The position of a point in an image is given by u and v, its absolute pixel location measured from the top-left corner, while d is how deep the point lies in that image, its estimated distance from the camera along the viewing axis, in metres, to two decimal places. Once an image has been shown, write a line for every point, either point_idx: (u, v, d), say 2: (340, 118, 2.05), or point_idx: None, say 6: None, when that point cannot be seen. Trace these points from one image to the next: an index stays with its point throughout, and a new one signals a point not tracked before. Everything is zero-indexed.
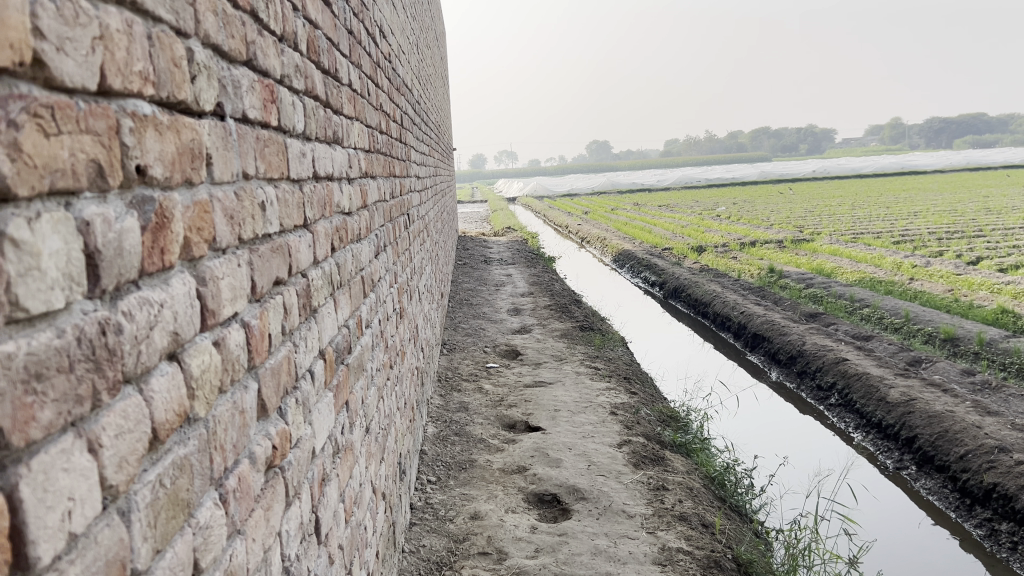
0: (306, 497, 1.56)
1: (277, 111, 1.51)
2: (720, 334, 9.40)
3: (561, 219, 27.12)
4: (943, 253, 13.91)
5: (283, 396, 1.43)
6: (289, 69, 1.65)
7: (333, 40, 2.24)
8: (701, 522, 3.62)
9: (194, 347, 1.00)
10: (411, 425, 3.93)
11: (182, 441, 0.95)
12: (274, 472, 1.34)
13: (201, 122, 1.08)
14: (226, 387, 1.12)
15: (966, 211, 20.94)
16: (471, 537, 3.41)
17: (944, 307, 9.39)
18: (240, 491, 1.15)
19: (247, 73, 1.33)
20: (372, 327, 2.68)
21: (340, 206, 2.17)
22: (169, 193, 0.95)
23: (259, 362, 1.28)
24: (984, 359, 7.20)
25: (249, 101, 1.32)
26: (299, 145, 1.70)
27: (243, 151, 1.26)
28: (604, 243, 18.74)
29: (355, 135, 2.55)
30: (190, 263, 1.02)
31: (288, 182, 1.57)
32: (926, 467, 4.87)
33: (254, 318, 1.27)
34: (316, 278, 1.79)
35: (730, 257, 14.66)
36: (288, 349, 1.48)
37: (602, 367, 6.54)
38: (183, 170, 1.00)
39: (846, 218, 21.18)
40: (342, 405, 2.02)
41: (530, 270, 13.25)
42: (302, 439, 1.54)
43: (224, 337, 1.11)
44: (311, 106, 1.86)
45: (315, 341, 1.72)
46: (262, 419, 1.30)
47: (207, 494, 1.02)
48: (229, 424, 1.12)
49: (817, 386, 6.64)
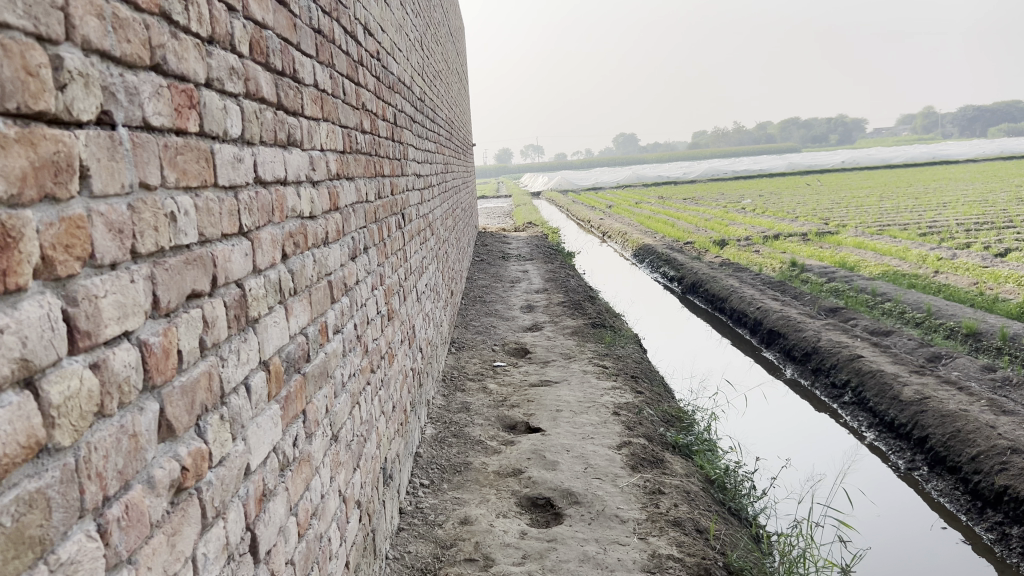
0: (235, 516, 1.51)
1: (199, 117, 1.45)
2: (737, 330, 9.27)
3: (585, 212, 26.97)
4: (971, 244, 13.63)
5: (201, 413, 1.38)
6: (220, 72, 1.59)
7: (291, 40, 2.19)
8: (695, 528, 3.53)
9: (57, 373, 0.94)
10: (403, 428, 3.86)
11: (35, 474, 0.89)
12: (186, 493, 1.29)
13: (75, 132, 1.02)
14: (109, 411, 1.06)
15: (995, 202, 20.52)
16: (458, 543, 3.35)
17: (968, 302, 9.17)
18: (130, 519, 1.09)
19: (152, 79, 1.27)
20: (344, 332, 2.63)
21: (296, 209, 2.12)
22: (19, 210, 0.89)
23: (162, 381, 1.23)
24: (1006, 354, 7.00)
25: (153, 107, 1.26)
26: (234, 150, 1.65)
27: (141, 160, 1.20)
28: (625, 236, 18.60)
29: (321, 137, 2.48)
30: (56, 283, 0.97)
31: (214, 189, 1.52)
32: (939, 468, 4.74)
33: (155, 336, 1.21)
34: (257, 287, 1.73)
35: (752, 251, 14.49)
36: (210, 365, 1.43)
37: (610, 365, 6.44)
38: (42, 185, 0.94)
39: (873, 210, 20.81)
40: (296, 415, 1.97)
41: (547, 265, 13.17)
42: (229, 457, 1.48)
43: (106, 358, 1.06)
44: (253, 108, 1.80)
45: (254, 353, 1.67)
46: (168, 439, 1.24)
47: (75, 527, 0.97)
48: (113, 449, 1.06)
49: (831, 383, 6.51)
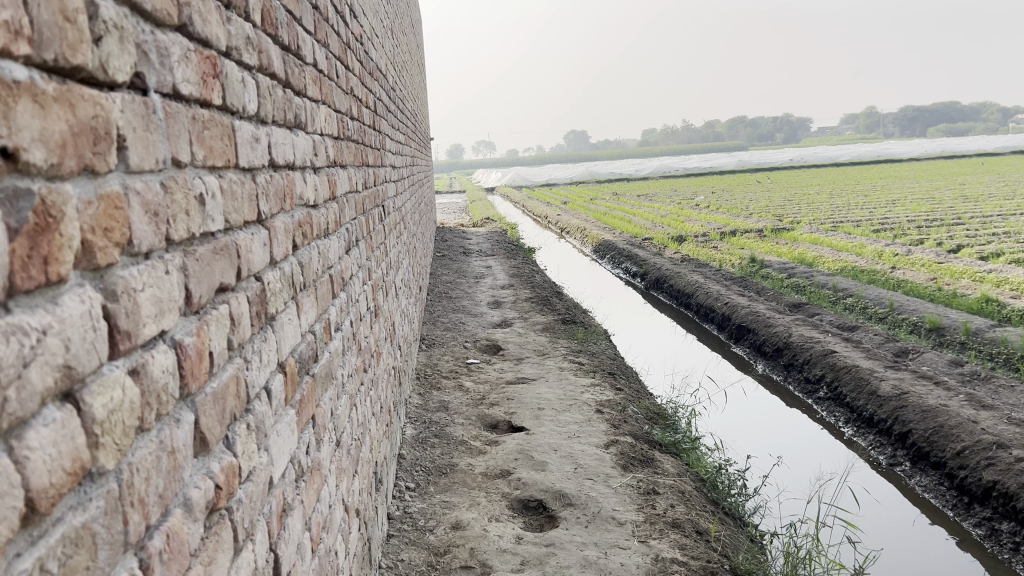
0: (262, 537, 1.35)
1: (221, 88, 1.29)
2: (703, 326, 9.26)
3: (542, 207, 27.02)
4: (923, 240, 13.88)
5: (230, 422, 1.22)
6: (238, 41, 1.43)
7: (295, 14, 2.01)
8: (695, 529, 3.45)
9: (99, 383, 0.78)
10: (388, 429, 3.70)
11: (82, 504, 0.74)
12: (218, 516, 1.13)
13: (111, 94, 0.86)
14: (148, 424, 0.90)
15: (942, 199, 20.94)
16: (452, 550, 3.19)
17: (928, 296, 9.27)
18: (171, 552, 0.93)
19: (180, 40, 1.10)
20: (343, 329, 2.47)
21: (303, 197, 1.95)
22: (59, 184, 0.73)
23: (196, 388, 1.07)
24: (971, 348, 7.07)
25: (182, 73, 1.10)
26: (250, 128, 1.48)
27: (172, 133, 1.04)
28: (584, 232, 18.61)
29: (320, 121, 2.31)
30: (94, 273, 0.80)
31: (235, 170, 1.35)
32: (922, 463, 4.72)
33: (189, 335, 1.05)
34: (274, 280, 1.56)
35: (711, 247, 14.57)
36: (236, 368, 1.26)
37: (586, 362, 6.33)
38: (81, 155, 0.78)
39: (825, 207, 21.06)
40: (307, 421, 1.81)
41: (510, 262, 12.99)
42: (256, 471, 1.32)
43: (144, 363, 0.89)
44: (266, 84, 1.63)
45: (272, 352, 1.51)
46: (201, 454, 1.08)
47: (120, 565, 0.81)
48: (153, 471, 0.90)
49: (805, 379, 6.50)
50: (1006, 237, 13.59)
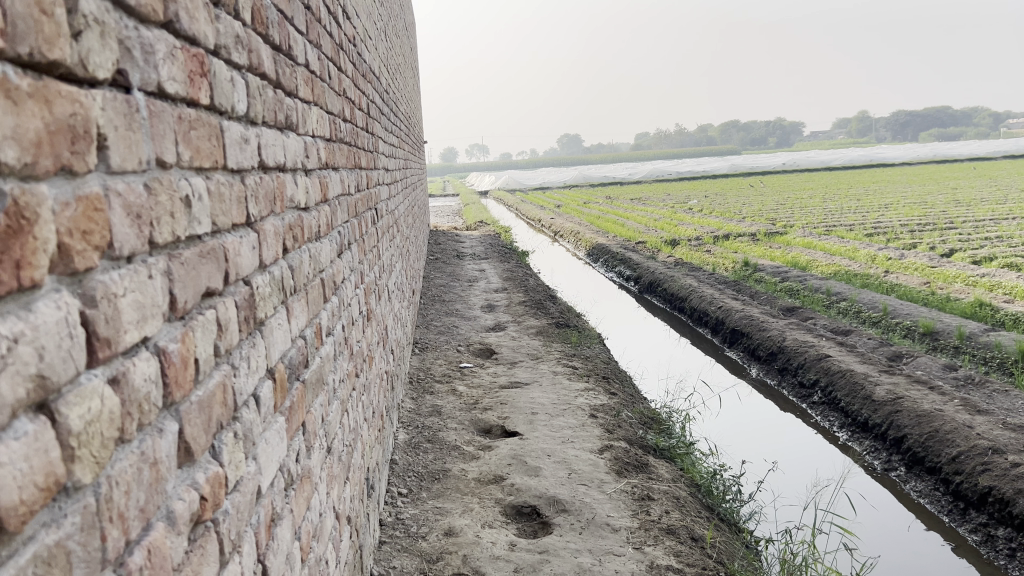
0: (249, 547, 1.31)
1: (209, 88, 1.25)
2: (697, 329, 9.24)
3: (535, 211, 26.94)
4: (916, 244, 13.89)
5: (217, 431, 1.18)
6: (227, 40, 1.39)
7: (286, 13, 1.98)
8: (689, 536, 3.43)
9: (76, 392, 0.75)
10: (380, 435, 3.66)
11: (54, 519, 0.70)
12: (204, 528, 1.09)
13: (90, 92, 0.82)
14: (129, 435, 0.87)
15: (935, 204, 20.96)
16: (444, 557, 3.15)
17: (922, 300, 9.27)
18: (153, 567, 0.90)
19: (165, 38, 1.07)
20: (335, 334, 2.43)
21: (293, 200, 1.91)
22: (32, 184, 0.70)
23: (180, 396, 1.03)
24: (965, 353, 7.07)
25: (167, 70, 1.06)
26: (240, 129, 1.45)
27: (156, 132, 1.01)
28: (577, 235, 18.59)
29: (311, 121, 2.27)
30: (71, 278, 0.77)
31: (223, 171, 1.32)
32: (916, 468, 4.70)
33: (173, 343, 1.02)
34: (263, 284, 1.53)
35: (705, 250, 14.55)
36: (223, 375, 1.23)
37: (579, 366, 6.29)
38: (58, 155, 0.75)
39: (818, 211, 21.07)
40: (298, 428, 1.78)
41: (504, 265, 12.93)
42: (243, 481, 1.29)
43: (126, 371, 0.86)
44: (256, 84, 1.60)
45: (261, 358, 1.47)
46: (186, 464, 1.05)
47: None
48: (134, 482, 0.87)
49: (799, 383, 6.48)
50: (998, 241, 13.60)
